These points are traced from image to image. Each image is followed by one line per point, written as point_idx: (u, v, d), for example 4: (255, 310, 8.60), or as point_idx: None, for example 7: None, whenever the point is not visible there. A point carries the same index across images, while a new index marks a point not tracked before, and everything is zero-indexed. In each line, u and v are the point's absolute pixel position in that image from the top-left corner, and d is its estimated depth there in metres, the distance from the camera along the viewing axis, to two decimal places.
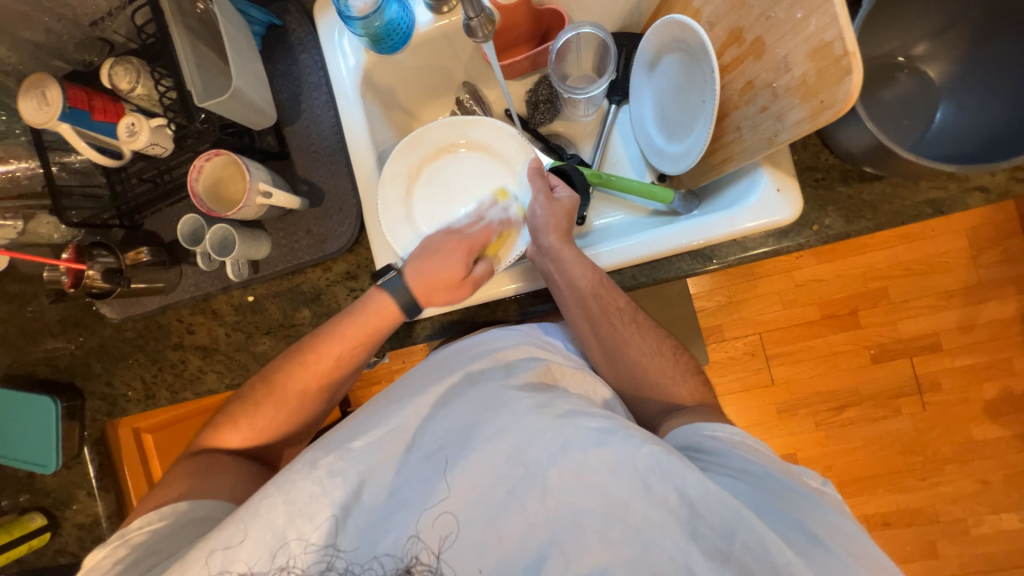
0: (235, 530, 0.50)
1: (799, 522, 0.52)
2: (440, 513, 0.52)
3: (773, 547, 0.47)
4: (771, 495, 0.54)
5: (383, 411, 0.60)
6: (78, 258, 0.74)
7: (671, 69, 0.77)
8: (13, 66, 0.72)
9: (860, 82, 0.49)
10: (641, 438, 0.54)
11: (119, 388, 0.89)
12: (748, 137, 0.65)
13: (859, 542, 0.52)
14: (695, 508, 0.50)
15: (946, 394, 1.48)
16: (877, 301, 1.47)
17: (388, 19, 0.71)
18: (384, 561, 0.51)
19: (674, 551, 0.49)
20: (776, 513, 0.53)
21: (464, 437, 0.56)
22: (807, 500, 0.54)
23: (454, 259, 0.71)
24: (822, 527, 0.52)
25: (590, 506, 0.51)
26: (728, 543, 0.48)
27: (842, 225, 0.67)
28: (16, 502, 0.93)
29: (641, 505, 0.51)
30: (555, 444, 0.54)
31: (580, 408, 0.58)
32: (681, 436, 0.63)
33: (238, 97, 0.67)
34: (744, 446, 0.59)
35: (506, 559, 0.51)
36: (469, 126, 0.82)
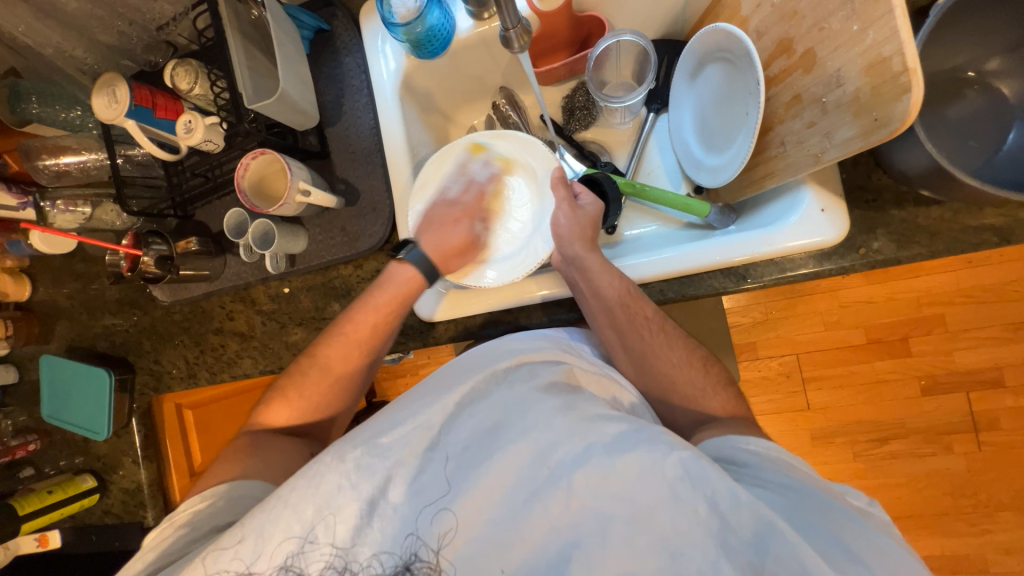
0: (259, 521, 0.52)
1: (837, 540, 0.49)
2: (440, 511, 0.53)
3: (810, 563, 0.44)
4: (808, 510, 0.51)
5: (406, 407, 0.60)
6: (136, 244, 0.81)
7: (714, 78, 0.74)
8: (90, 65, 0.79)
9: (920, 101, 0.45)
10: (669, 445, 0.52)
11: (165, 366, 0.96)
12: (792, 153, 0.61)
13: (904, 566, 0.48)
14: (726, 520, 0.48)
15: (1006, 435, 1.36)
16: (931, 328, 1.37)
17: (429, 25, 0.72)
18: (385, 560, 0.52)
19: (703, 562, 0.47)
20: (815, 530, 0.49)
21: (488, 438, 0.57)
22: (851, 520, 0.51)
23: (457, 231, 0.77)
24: (864, 548, 0.48)
25: (617, 512, 0.50)
26: (761, 556, 0.46)
27: (892, 250, 0.63)
28: (72, 463, 1.02)
29: (669, 513, 0.49)
30: (579, 448, 0.54)
31: (605, 412, 0.58)
32: (716, 445, 0.61)
33: (284, 99, 0.70)
34: (779, 458, 0.57)
35: (528, 561, 0.51)
36: (494, 138, 0.80)
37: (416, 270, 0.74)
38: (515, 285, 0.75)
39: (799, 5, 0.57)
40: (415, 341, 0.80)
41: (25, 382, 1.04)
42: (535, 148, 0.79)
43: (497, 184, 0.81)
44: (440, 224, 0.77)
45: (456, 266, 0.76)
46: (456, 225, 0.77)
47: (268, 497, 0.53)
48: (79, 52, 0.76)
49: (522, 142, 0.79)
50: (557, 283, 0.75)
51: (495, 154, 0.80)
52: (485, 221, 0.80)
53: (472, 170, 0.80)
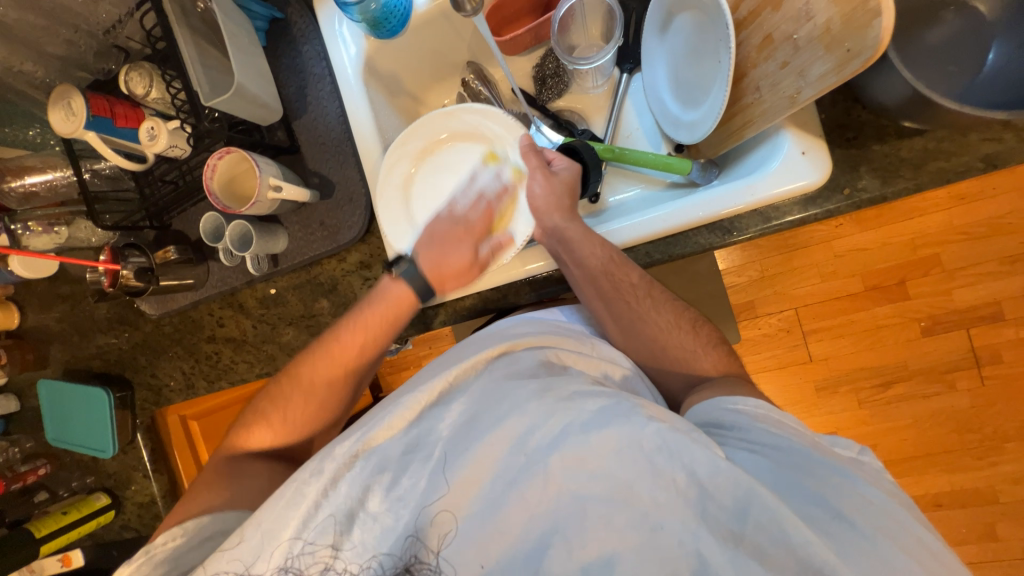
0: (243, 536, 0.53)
1: (823, 499, 0.49)
2: (440, 511, 0.53)
3: (789, 525, 0.45)
4: (793, 470, 0.51)
5: (386, 408, 0.60)
6: (114, 259, 0.79)
7: (685, 29, 0.72)
8: (42, 79, 0.76)
9: (892, 24, 0.43)
10: (645, 418, 0.52)
11: (163, 379, 0.95)
12: (768, 97, 0.59)
13: (893, 518, 0.48)
14: (706, 488, 0.48)
15: (1008, 367, 1.36)
16: (928, 269, 1.36)
17: (385, 1, 0.70)
18: (384, 560, 0.53)
19: (683, 534, 0.47)
20: (800, 491, 0.50)
21: (465, 429, 0.57)
22: (835, 472, 0.51)
23: (464, 251, 0.71)
24: (849, 505, 0.48)
25: (596, 492, 0.50)
26: (742, 523, 0.47)
27: (877, 187, 0.61)
28: (85, 483, 1.03)
29: (647, 488, 0.49)
30: (554, 430, 0.54)
31: (583, 389, 0.57)
32: (703, 412, 0.60)
33: (241, 93, 0.68)
34: (769, 420, 0.56)
35: (508, 555, 0.51)
36: (449, 117, 0.78)
37: (410, 287, 0.70)
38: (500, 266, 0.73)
39: None
40: (410, 329, 0.79)
41: (27, 408, 1.04)
42: (496, 115, 0.76)
43: (503, 201, 0.76)
44: (444, 239, 0.72)
45: (455, 284, 0.71)
46: (455, 245, 0.71)
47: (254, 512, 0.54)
48: (28, 66, 0.74)
49: (482, 114, 0.77)
50: (545, 256, 0.73)
51: (507, 165, 0.78)
52: (490, 242, 0.73)
53: (479, 180, 0.78)
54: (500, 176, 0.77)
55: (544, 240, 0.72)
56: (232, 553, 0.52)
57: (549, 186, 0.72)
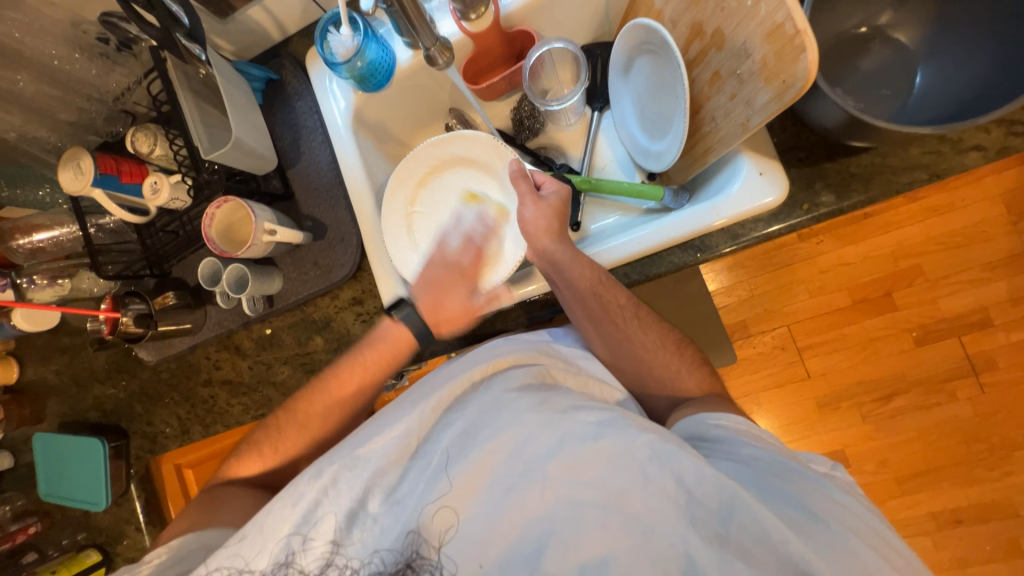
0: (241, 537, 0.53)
1: (796, 499, 0.50)
2: (442, 506, 0.53)
3: (770, 525, 0.47)
4: (771, 475, 0.53)
5: (385, 419, 0.60)
6: (115, 307, 0.82)
7: (645, 70, 0.78)
8: (54, 143, 0.82)
9: (816, 58, 0.49)
10: (638, 428, 0.53)
11: (158, 426, 0.96)
12: (723, 125, 0.65)
13: (861, 528, 0.49)
14: (693, 493, 0.50)
15: (1005, 373, 1.36)
16: (911, 280, 1.39)
17: (370, 59, 0.76)
18: (385, 554, 0.53)
19: (674, 537, 0.48)
20: (775, 492, 0.51)
21: (463, 440, 0.56)
22: (812, 481, 0.53)
23: (461, 299, 0.74)
24: (820, 505, 0.50)
25: (590, 497, 0.51)
26: (726, 526, 0.48)
27: (834, 201, 0.65)
28: (76, 540, 1.01)
29: (640, 494, 0.50)
30: (552, 442, 0.54)
31: (579, 403, 0.58)
32: (686, 425, 0.62)
33: (238, 146, 0.74)
34: (749, 433, 0.58)
35: (506, 556, 0.51)
36: (451, 141, 0.85)
37: (409, 328, 0.74)
38: (493, 291, 0.77)
39: None
40: None
41: (21, 465, 1.03)
42: (485, 140, 0.83)
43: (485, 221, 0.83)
44: (438, 285, 0.74)
45: (450, 328, 0.74)
46: (455, 289, 0.74)
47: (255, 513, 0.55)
48: (42, 132, 0.80)
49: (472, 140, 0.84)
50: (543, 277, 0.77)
51: (489, 204, 0.86)
52: (485, 292, 0.76)
53: (466, 218, 0.84)
54: (483, 215, 0.84)
55: (538, 262, 0.74)
56: (234, 548, 0.53)
57: (540, 211, 0.74)
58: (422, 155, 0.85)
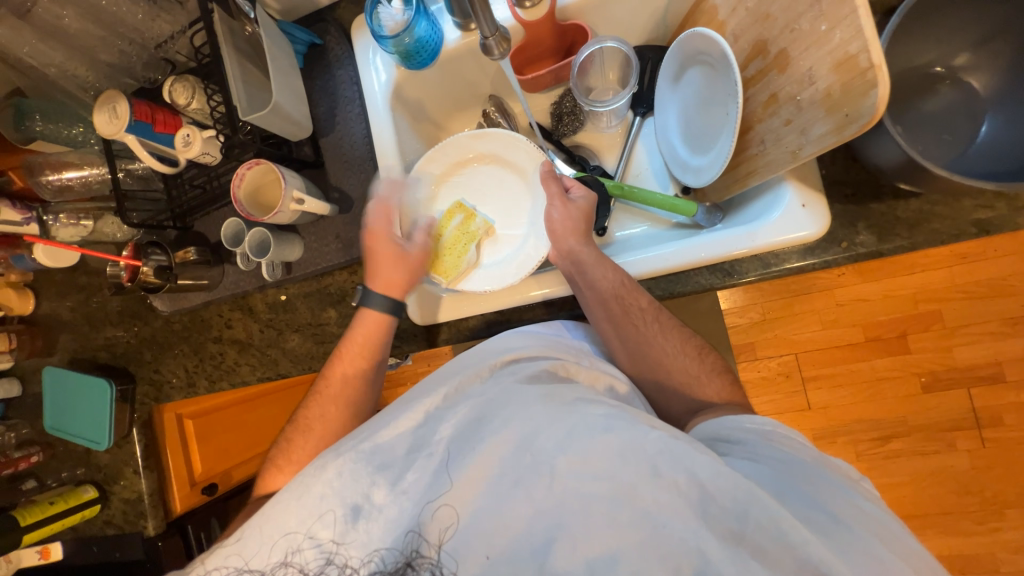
0: (252, 536, 0.52)
1: (810, 498, 0.48)
2: (440, 505, 0.51)
3: (788, 525, 0.43)
4: (791, 476, 0.50)
5: (394, 411, 0.59)
6: (136, 255, 0.82)
7: (696, 81, 0.76)
8: (92, 84, 0.81)
9: (886, 95, 0.46)
10: (647, 424, 0.50)
11: (165, 376, 0.97)
12: (772, 150, 0.63)
13: (884, 530, 0.46)
14: (707, 491, 0.45)
15: (1009, 430, 1.35)
16: (928, 324, 1.37)
17: (418, 36, 0.74)
18: (384, 555, 0.50)
19: (685, 534, 0.44)
20: (796, 494, 0.48)
21: (469, 430, 0.55)
22: (831, 483, 0.49)
23: (389, 247, 0.74)
24: (839, 506, 0.47)
25: (598, 491, 0.47)
26: (742, 523, 0.43)
27: (874, 242, 0.64)
28: (74, 474, 1.02)
29: (650, 490, 0.46)
30: (559, 432, 0.51)
31: (586, 397, 0.55)
32: (704, 428, 0.60)
33: (278, 110, 0.73)
34: (769, 439, 0.55)
35: (511, 547, 0.48)
36: (480, 138, 0.84)
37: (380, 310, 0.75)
38: (511, 287, 0.76)
39: (771, 8, 0.58)
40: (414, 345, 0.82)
41: (28, 394, 1.05)
42: (518, 141, 0.82)
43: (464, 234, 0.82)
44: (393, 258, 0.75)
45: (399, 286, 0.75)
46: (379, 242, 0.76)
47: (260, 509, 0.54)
48: (81, 70, 0.79)
49: (505, 140, 0.83)
50: (555, 282, 0.76)
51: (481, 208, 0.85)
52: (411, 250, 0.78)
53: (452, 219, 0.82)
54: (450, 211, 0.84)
55: (561, 261, 0.73)
56: (234, 548, 0.53)
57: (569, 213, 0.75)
58: (451, 146, 0.84)
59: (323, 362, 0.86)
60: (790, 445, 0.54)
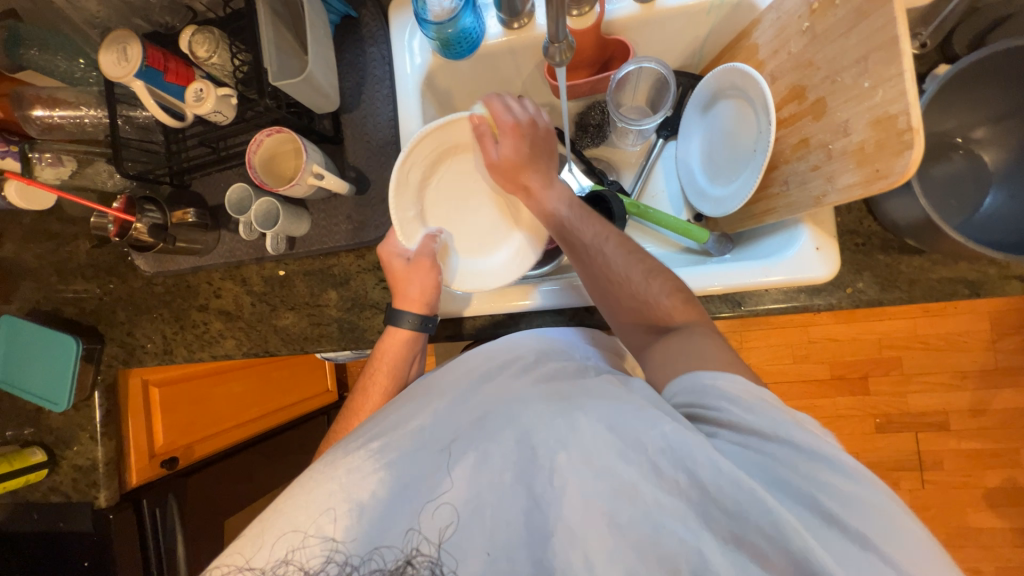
0: (254, 536, 0.49)
1: (807, 490, 0.43)
2: (440, 502, 0.50)
3: (789, 529, 0.40)
4: (780, 464, 0.45)
5: (404, 408, 0.59)
6: (129, 209, 0.76)
7: (725, 113, 0.77)
8: (101, 19, 0.75)
9: (919, 158, 0.49)
10: (654, 416, 0.47)
11: (139, 339, 0.91)
12: (795, 192, 0.66)
13: (889, 516, 0.42)
14: (708, 491, 0.43)
15: (948, 475, 1.45)
16: (889, 369, 1.45)
17: (462, 27, 0.72)
18: (385, 553, 0.48)
19: (686, 535, 0.43)
20: (784, 488, 0.43)
21: (474, 426, 0.54)
22: (823, 462, 0.44)
23: (429, 279, 0.74)
24: (830, 495, 0.42)
25: (598, 490, 0.46)
26: (743, 527, 0.42)
27: (875, 291, 0.67)
28: (21, 434, 0.94)
29: (651, 489, 0.45)
30: (562, 429, 0.49)
31: (590, 390, 0.54)
32: (675, 388, 0.53)
33: (309, 80, 0.70)
34: (750, 401, 0.48)
35: (514, 540, 0.48)
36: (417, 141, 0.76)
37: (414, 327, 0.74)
38: (500, 294, 0.75)
39: (814, 57, 0.61)
40: None
41: None
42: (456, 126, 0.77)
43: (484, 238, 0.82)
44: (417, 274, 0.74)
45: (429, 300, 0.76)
46: (390, 259, 0.75)
47: (264, 510, 0.51)
48: (91, 4, 0.73)
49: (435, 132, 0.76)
50: (538, 293, 0.75)
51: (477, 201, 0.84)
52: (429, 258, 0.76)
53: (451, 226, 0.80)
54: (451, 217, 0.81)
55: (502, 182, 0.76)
56: (234, 546, 0.50)
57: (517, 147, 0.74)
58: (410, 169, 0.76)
59: (316, 344, 0.83)
60: (770, 407, 0.48)
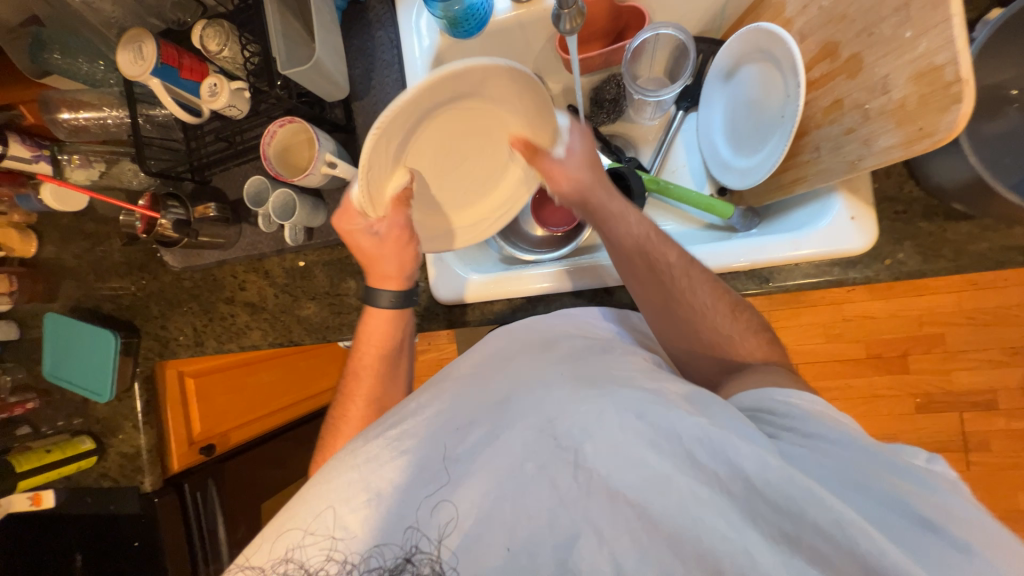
0: (280, 523, 0.51)
1: (889, 496, 0.42)
2: (443, 500, 0.49)
3: (853, 527, 0.38)
4: (852, 468, 0.44)
5: (429, 398, 0.58)
6: (154, 206, 0.79)
7: (749, 79, 0.73)
8: (116, 20, 0.77)
9: (969, 112, 0.45)
10: (683, 411, 0.47)
11: (172, 332, 0.94)
12: (827, 158, 0.62)
13: (978, 530, 0.39)
14: (753, 485, 0.42)
15: (995, 456, 1.37)
16: (930, 346, 1.37)
17: (469, 4, 0.70)
18: (386, 550, 0.48)
19: (727, 530, 0.40)
20: (856, 490, 0.42)
21: (495, 414, 0.54)
22: (902, 477, 0.43)
23: (404, 254, 0.68)
24: (923, 505, 0.41)
25: (629, 481, 0.44)
26: (795, 525, 0.40)
27: (918, 262, 0.63)
28: (71, 424, 1.00)
29: (687, 480, 0.43)
30: (588, 418, 0.48)
31: (614, 377, 0.53)
32: (745, 400, 0.54)
33: (318, 68, 0.69)
34: (826, 417, 0.49)
35: (534, 536, 0.46)
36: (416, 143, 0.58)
37: (395, 304, 0.70)
38: (517, 277, 0.75)
39: (849, 9, 0.56)
40: (433, 323, 0.80)
41: (27, 339, 1.02)
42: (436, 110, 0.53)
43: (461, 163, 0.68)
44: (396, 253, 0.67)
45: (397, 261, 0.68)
46: (354, 224, 0.65)
47: (288, 500, 0.52)
48: (107, 5, 0.75)
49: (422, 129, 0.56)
50: (555, 274, 0.74)
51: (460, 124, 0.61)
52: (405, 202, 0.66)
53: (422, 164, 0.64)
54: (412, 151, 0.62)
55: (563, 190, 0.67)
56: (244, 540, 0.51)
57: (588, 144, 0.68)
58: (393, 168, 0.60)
59: (337, 333, 0.85)
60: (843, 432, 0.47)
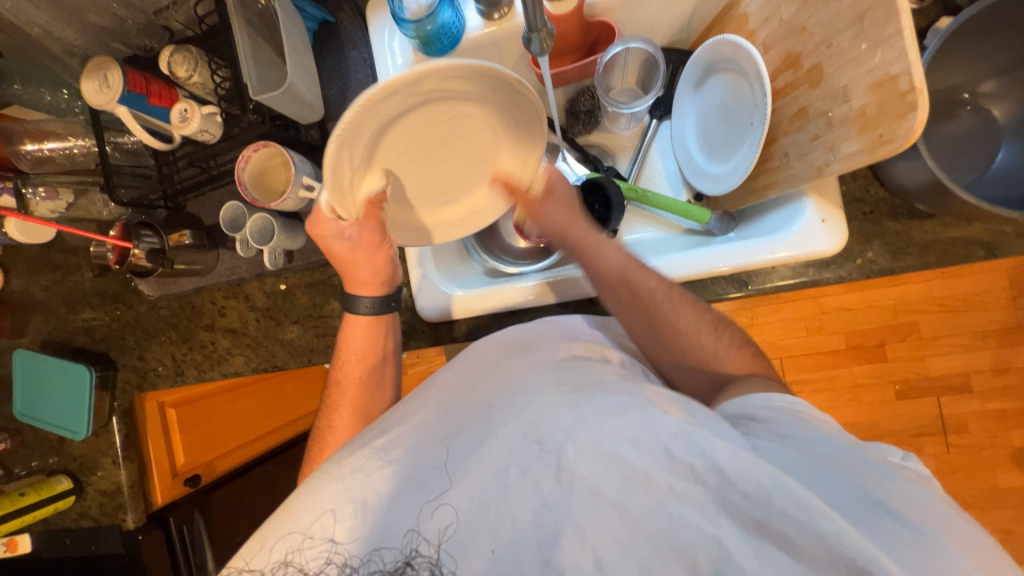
0: (267, 538, 0.49)
1: (862, 489, 0.44)
2: (440, 504, 0.48)
3: (818, 513, 0.40)
4: (828, 464, 0.46)
5: (413, 408, 0.58)
6: (126, 236, 0.77)
7: (718, 88, 0.75)
8: (79, 47, 0.75)
9: (925, 119, 0.48)
10: (661, 409, 0.48)
11: (150, 363, 0.92)
12: (796, 164, 0.64)
13: (938, 520, 0.42)
14: (727, 477, 0.43)
15: (973, 437, 1.43)
16: (905, 335, 1.41)
17: (441, 23, 0.71)
18: (384, 554, 0.47)
19: (703, 523, 0.42)
20: (832, 482, 0.44)
21: (478, 419, 0.53)
22: (873, 472, 0.46)
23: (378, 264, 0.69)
24: (890, 496, 0.43)
25: (609, 481, 0.45)
26: (766, 512, 0.41)
27: (887, 260, 0.65)
28: (46, 463, 0.96)
29: (664, 476, 0.44)
30: (571, 418, 0.48)
31: (597, 380, 0.53)
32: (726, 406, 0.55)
33: (291, 91, 0.69)
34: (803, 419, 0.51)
35: (520, 539, 0.45)
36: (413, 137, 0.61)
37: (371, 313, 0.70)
38: (501, 291, 0.75)
39: (808, 22, 0.58)
40: (420, 340, 0.80)
41: None
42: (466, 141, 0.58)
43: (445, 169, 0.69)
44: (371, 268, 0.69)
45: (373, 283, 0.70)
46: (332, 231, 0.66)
47: (274, 513, 0.51)
48: (69, 33, 0.73)
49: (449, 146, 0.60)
50: (541, 287, 0.74)
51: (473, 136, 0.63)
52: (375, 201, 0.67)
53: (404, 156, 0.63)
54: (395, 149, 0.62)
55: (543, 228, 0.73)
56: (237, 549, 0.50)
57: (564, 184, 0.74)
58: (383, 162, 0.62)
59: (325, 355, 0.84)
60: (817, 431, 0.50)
